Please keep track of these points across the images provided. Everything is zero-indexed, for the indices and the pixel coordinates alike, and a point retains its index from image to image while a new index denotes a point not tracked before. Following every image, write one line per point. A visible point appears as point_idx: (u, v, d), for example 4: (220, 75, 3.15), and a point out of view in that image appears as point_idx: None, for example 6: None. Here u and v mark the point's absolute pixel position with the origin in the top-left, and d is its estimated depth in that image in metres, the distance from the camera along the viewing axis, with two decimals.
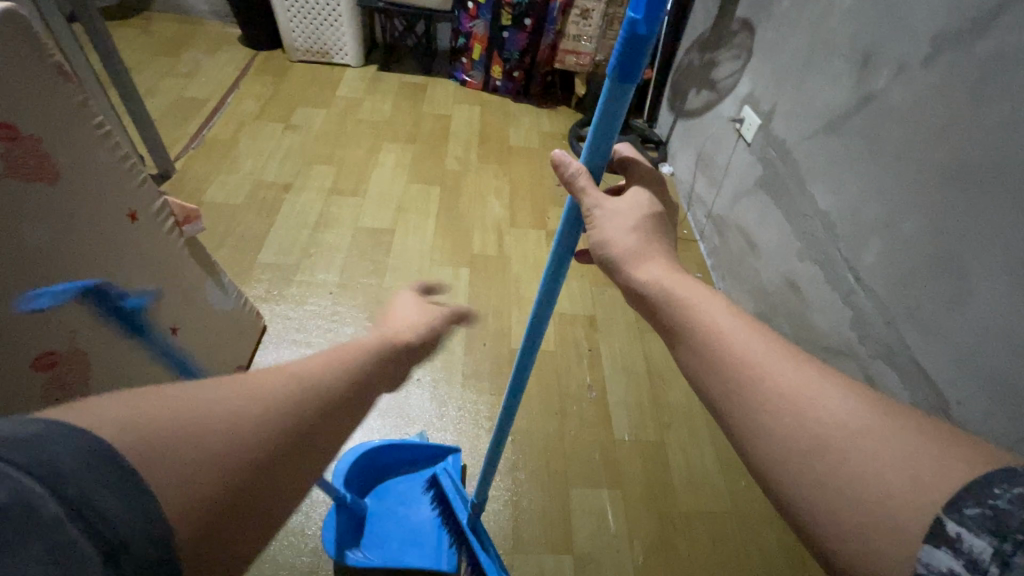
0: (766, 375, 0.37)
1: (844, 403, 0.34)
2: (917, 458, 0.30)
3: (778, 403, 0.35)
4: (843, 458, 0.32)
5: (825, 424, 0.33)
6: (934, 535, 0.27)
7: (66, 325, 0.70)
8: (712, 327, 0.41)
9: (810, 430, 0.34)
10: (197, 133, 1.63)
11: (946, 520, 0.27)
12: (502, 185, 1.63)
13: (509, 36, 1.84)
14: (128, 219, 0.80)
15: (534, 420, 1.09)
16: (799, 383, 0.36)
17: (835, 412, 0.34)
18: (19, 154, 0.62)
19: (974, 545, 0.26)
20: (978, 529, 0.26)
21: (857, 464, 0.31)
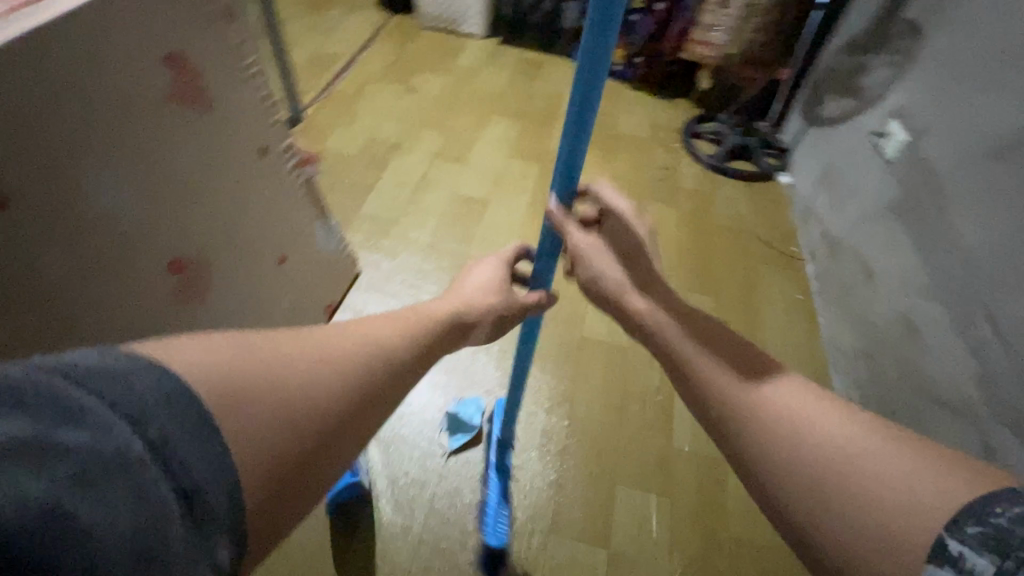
0: (810, 436, 0.40)
1: (837, 423, 0.40)
2: (933, 485, 0.34)
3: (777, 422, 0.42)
4: (851, 485, 0.36)
5: (873, 478, 0.36)
6: (939, 555, 0.31)
7: (195, 237, 0.78)
8: (760, 400, 0.44)
9: (864, 491, 0.36)
10: (327, 86, 1.76)
11: (949, 538, 0.32)
12: (602, 172, 1.60)
13: (639, 20, 1.80)
14: (260, 153, 0.88)
15: (593, 410, 1.08)
16: (790, 404, 0.42)
17: (865, 460, 0.37)
18: (186, 82, 0.72)
19: (976, 562, 0.30)
20: (980, 548, 0.30)
21: (869, 487, 0.36)
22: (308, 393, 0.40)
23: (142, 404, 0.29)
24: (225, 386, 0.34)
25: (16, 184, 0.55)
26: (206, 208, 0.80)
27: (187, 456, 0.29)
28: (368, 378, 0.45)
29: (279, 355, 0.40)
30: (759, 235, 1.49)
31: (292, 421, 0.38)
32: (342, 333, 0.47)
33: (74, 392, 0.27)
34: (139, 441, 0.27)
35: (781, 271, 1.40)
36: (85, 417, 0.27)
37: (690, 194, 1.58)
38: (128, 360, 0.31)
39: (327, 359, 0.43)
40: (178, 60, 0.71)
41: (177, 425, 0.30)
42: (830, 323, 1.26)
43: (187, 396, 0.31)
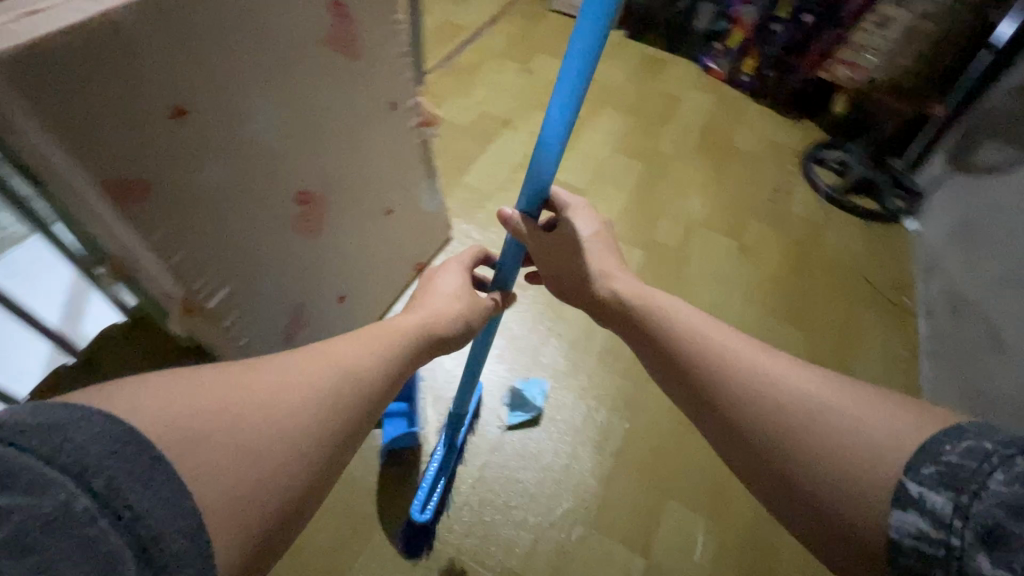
0: (787, 416, 0.47)
1: (810, 380, 0.49)
2: (891, 426, 0.42)
3: (765, 383, 0.50)
4: (814, 420, 0.46)
5: (848, 439, 0.43)
6: (903, 502, 0.37)
7: (321, 174, 0.83)
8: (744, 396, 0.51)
9: (840, 445, 0.43)
10: (450, 55, 1.81)
11: (910, 482, 0.38)
12: (708, 183, 1.54)
13: (778, 31, 1.68)
14: (390, 108, 0.93)
15: (657, 419, 1.05)
16: (772, 376, 0.50)
17: (847, 428, 0.44)
18: (343, 29, 0.77)
19: (936, 504, 0.35)
20: (935, 488, 0.36)
21: (843, 425, 0.44)
22: (286, 421, 0.42)
23: (83, 456, 0.31)
24: (179, 424, 0.37)
25: (194, 95, 0.60)
26: (336, 149, 0.84)
27: (137, 502, 0.31)
28: (341, 407, 0.48)
29: (252, 386, 0.43)
30: (870, 279, 1.37)
31: (265, 457, 0.40)
32: (315, 359, 0.50)
33: (19, 454, 0.30)
34: (83, 492, 0.30)
35: (888, 322, 1.29)
36: (28, 478, 0.30)
37: (799, 223, 1.48)
38: (70, 410, 0.33)
39: (304, 387, 0.46)
40: (341, 9, 0.75)
41: (119, 468, 0.32)
42: (937, 389, 1.14)
43: (135, 442, 0.33)
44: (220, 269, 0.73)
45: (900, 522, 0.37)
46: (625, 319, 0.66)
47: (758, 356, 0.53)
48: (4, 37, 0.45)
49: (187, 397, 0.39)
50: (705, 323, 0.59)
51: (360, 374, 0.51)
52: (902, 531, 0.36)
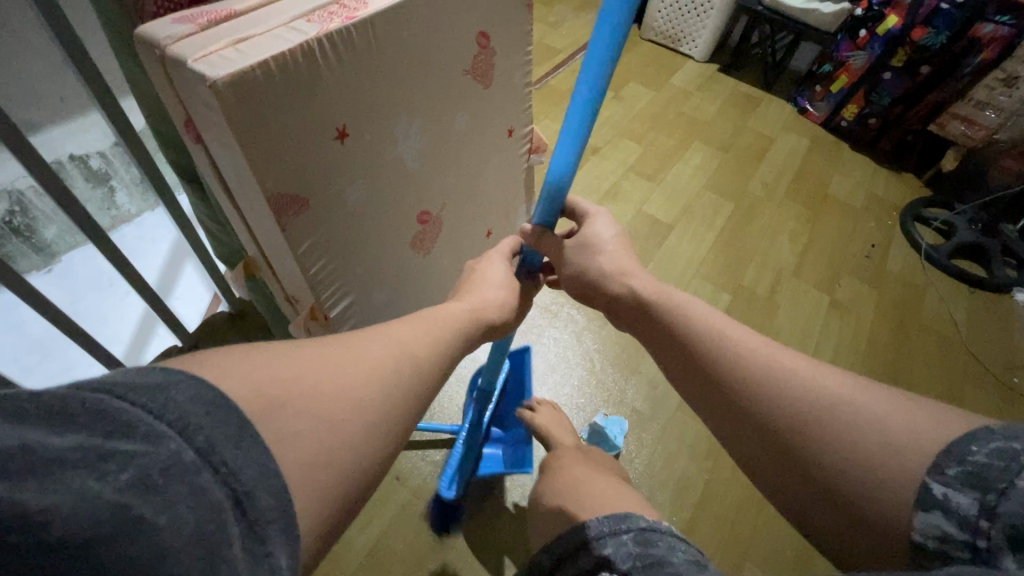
0: (815, 413, 0.46)
1: (831, 382, 0.48)
2: (912, 428, 0.41)
3: (783, 389, 0.49)
4: (848, 419, 0.45)
5: (885, 436, 0.42)
6: (932, 506, 0.35)
7: (441, 197, 0.85)
8: (767, 394, 0.50)
9: (879, 441, 0.42)
10: (544, 77, 1.83)
11: (936, 484, 0.36)
12: (800, 230, 1.49)
13: (889, 79, 1.61)
14: (507, 135, 0.94)
15: (738, 475, 1.01)
16: (791, 374, 0.50)
17: (884, 423, 0.43)
18: (481, 59, 0.79)
19: (962, 506, 0.33)
20: (965, 490, 0.34)
21: (860, 427, 0.44)
22: (356, 394, 0.41)
23: (184, 412, 0.28)
24: (265, 390, 0.35)
25: (356, 116, 0.62)
26: (455, 173, 0.86)
27: (233, 461, 0.28)
28: (405, 382, 0.45)
29: (314, 358, 0.41)
30: (974, 352, 1.29)
31: (337, 425, 0.38)
32: (372, 339, 0.47)
33: (120, 404, 0.26)
34: (186, 448, 0.26)
35: (992, 401, 1.20)
36: (139, 431, 0.26)
37: (896, 282, 1.40)
38: (164, 369, 0.29)
39: (366, 362, 0.44)
40: (483, 39, 0.77)
41: (216, 428, 0.28)
42: None
43: (224, 404, 0.30)
44: (344, 284, 0.76)
45: (927, 526, 0.35)
46: (635, 319, 0.65)
47: (776, 353, 0.53)
48: (222, 63, 0.48)
49: (278, 361, 0.38)
50: (730, 326, 0.57)
51: (417, 352, 0.49)
52: (929, 534, 0.34)
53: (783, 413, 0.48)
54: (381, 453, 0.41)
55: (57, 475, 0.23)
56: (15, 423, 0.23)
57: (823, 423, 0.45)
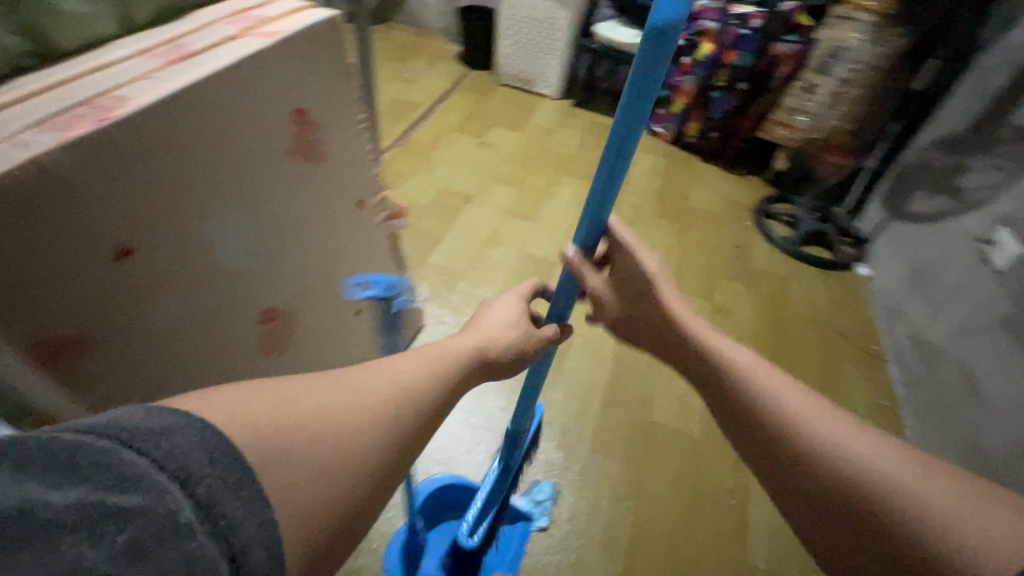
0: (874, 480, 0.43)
1: (883, 449, 0.45)
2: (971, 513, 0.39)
3: (832, 449, 0.45)
4: (911, 496, 0.41)
5: (951, 519, 0.39)
6: None
7: (287, 289, 0.77)
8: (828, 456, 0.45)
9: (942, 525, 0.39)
10: (405, 132, 1.80)
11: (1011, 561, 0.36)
12: (673, 244, 1.56)
13: (718, 97, 1.77)
14: (356, 207, 0.87)
15: (664, 508, 0.99)
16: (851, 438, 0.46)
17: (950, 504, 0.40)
18: (305, 138, 0.73)
19: None
20: None
21: (911, 500, 0.41)
22: (333, 450, 0.35)
23: (185, 462, 0.28)
24: (256, 437, 0.32)
25: (142, 222, 0.54)
26: (302, 257, 0.78)
27: (230, 512, 0.28)
28: (384, 439, 0.38)
29: (301, 407, 0.36)
30: (839, 329, 1.41)
31: (316, 480, 0.33)
32: (363, 372, 0.41)
33: (129, 456, 0.27)
34: (186, 504, 0.27)
35: (864, 371, 1.32)
36: (142, 483, 0.26)
37: (764, 278, 1.52)
38: (174, 412, 0.30)
39: (353, 398, 0.38)
40: (302, 117, 0.71)
41: (218, 476, 0.28)
42: (923, 439, 1.15)
43: (228, 450, 0.30)
44: None
45: None
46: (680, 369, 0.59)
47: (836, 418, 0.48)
48: None
49: (258, 412, 0.33)
50: (772, 378, 0.52)
51: (414, 389, 0.43)
52: None
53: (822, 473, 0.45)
54: (347, 520, 0.35)
55: (52, 540, 0.23)
56: (30, 479, 0.24)
57: (871, 490, 0.42)
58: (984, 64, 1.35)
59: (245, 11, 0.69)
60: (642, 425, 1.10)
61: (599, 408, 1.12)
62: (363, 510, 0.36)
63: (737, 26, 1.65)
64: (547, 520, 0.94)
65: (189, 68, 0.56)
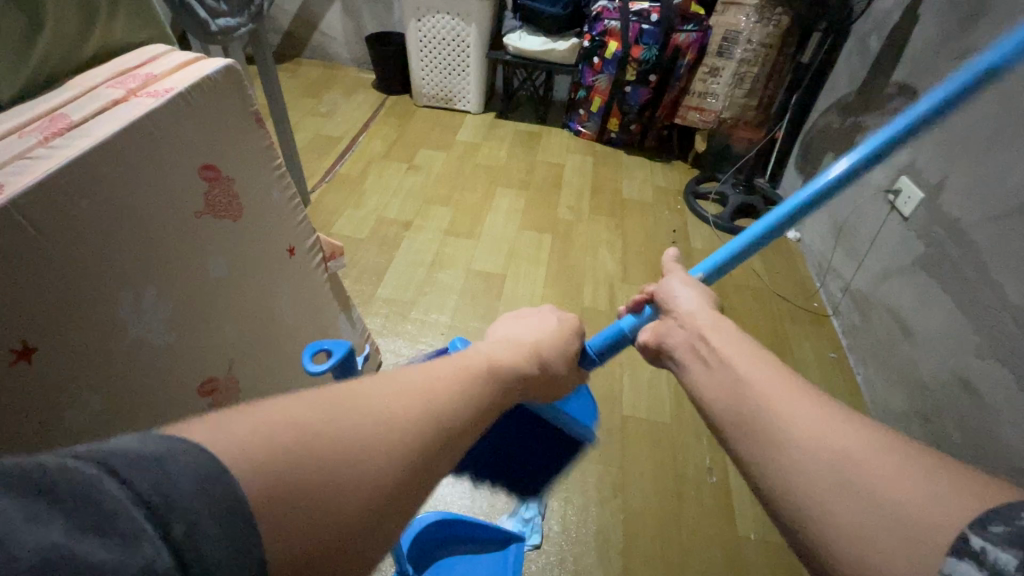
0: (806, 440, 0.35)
1: (848, 431, 0.35)
2: (933, 501, 0.29)
3: (785, 430, 0.37)
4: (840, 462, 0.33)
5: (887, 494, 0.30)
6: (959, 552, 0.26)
7: (226, 354, 0.73)
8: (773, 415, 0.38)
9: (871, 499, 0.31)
10: (330, 168, 1.75)
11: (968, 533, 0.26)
12: (614, 239, 1.60)
13: (632, 91, 1.83)
14: (288, 255, 0.83)
15: (650, 500, 1.00)
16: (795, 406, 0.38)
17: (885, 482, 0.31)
18: (216, 194, 0.69)
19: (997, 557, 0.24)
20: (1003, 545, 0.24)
21: (866, 487, 0.31)
22: (338, 481, 0.30)
23: (171, 496, 0.23)
24: (269, 470, 0.28)
25: (37, 318, 0.49)
26: (232, 321, 0.74)
27: (214, 559, 0.23)
28: (393, 477, 0.32)
29: (327, 423, 0.31)
30: (780, 293, 1.48)
31: (310, 525, 0.28)
32: (391, 390, 0.36)
33: (111, 485, 0.23)
34: (164, 549, 0.22)
35: (809, 329, 1.38)
36: (118, 527, 0.22)
37: (703, 257, 1.57)
38: (169, 438, 0.26)
39: (386, 420, 0.34)
40: (211, 172, 0.67)
41: (208, 513, 0.24)
42: (871, 383, 1.22)
43: (226, 482, 0.25)
44: None
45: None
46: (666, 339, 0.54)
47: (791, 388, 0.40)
48: None
49: (281, 436, 0.30)
50: (739, 358, 0.44)
51: (443, 404, 0.37)
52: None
53: (772, 458, 0.36)
54: (326, 564, 0.29)
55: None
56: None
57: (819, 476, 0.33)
58: (863, 30, 1.46)
59: (128, 71, 0.64)
60: (615, 421, 1.11)
61: None
62: (349, 557, 0.30)
63: (637, 22, 1.71)
64: (539, 537, 0.93)
65: (69, 145, 0.52)
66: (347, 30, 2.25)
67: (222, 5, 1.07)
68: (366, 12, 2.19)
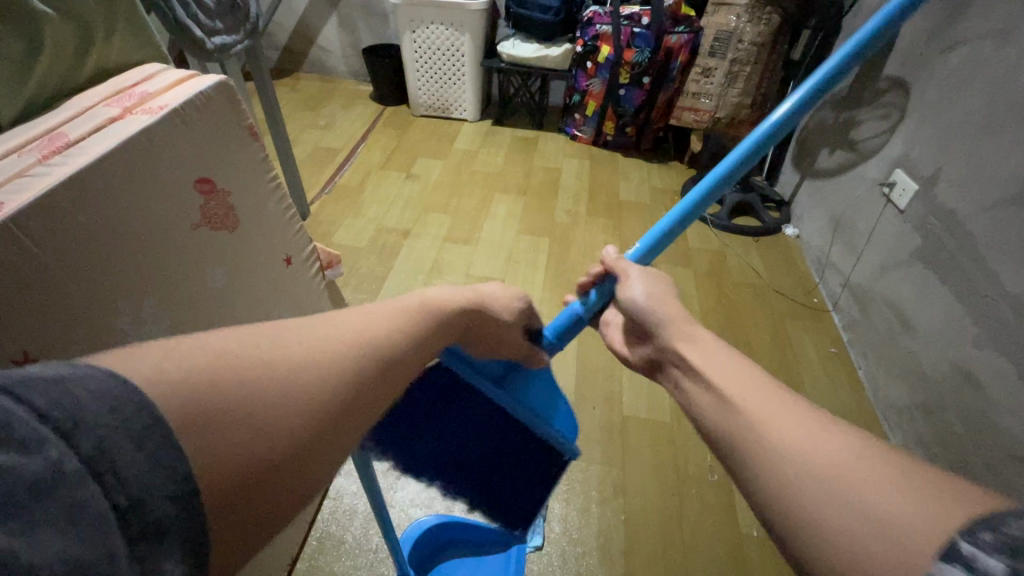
0: (792, 447, 0.34)
1: (833, 439, 0.33)
2: (926, 510, 0.27)
3: (769, 441, 0.35)
4: (823, 472, 0.31)
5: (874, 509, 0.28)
6: (949, 556, 0.25)
7: None
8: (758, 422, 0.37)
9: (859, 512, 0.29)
10: (330, 179, 1.78)
11: (958, 541, 0.25)
12: (612, 241, 1.60)
13: (626, 94, 1.85)
14: (284, 264, 0.85)
15: (651, 499, 1.00)
16: (782, 418, 0.36)
17: (874, 497, 0.29)
18: (213, 206, 0.70)
19: (987, 565, 0.23)
20: (990, 551, 0.24)
21: (844, 494, 0.30)
22: (264, 406, 0.30)
23: (99, 426, 0.23)
24: (198, 394, 0.28)
25: (40, 330, 0.51)
26: (231, 330, 0.75)
27: (145, 483, 0.23)
28: (319, 401, 0.33)
29: (256, 349, 0.32)
30: (780, 290, 1.48)
31: (235, 450, 0.28)
32: (320, 326, 0.37)
33: (13, 404, 0.22)
34: (89, 475, 0.22)
35: (809, 325, 1.38)
36: (36, 450, 0.21)
37: (701, 255, 1.57)
38: (83, 369, 0.25)
39: (315, 349, 0.35)
40: (207, 185, 0.69)
41: (130, 439, 0.24)
42: (873, 376, 1.21)
43: (139, 401, 0.25)
44: None
45: None
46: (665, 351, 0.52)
47: (781, 402, 0.38)
48: None
49: (209, 365, 0.29)
50: (722, 373, 0.43)
51: (376, 343, 0.38)
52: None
53: (762, 470, 0.35)
54: (257, 483, 0.29)
55: None
56: None
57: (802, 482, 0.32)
58: (854, 25, 1.47)
59: (125, 89, 0.66)
60: (615, 422, 1.11)
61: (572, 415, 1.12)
62: (284, 471, 0.30)
63: (629, 25, 1.72)
64: (540, 538, 0.93)
65: (65, 160, 0.54)
66: (344, 44, 2.29)
67: (219, 23, 1.09)
68: (363, 25, 2.22)
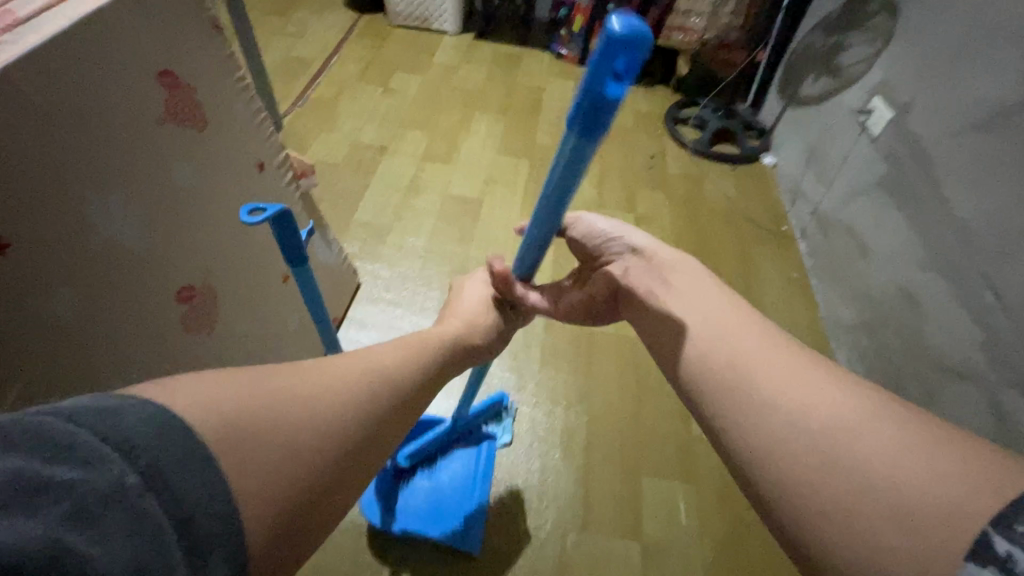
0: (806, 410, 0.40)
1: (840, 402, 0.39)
2: (936, 479, 0.33)
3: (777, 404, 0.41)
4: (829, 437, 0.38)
5: (875, 472, 0.35)
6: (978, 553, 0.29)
7: (201, 262, 0.75)
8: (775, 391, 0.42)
9: (862, 477, 0.35)
10: (303, 91, 1.70)
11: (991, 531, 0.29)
12: (591, 164, 1.60)
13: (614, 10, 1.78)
14: (257, 169, 0.84)
15: (612, 404, 1.08)
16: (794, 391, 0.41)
17: (877, 456, 0.35)
18: (179, 101, 0.69)
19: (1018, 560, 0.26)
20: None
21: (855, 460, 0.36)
22: (293, 436, 0.35)
23: (129, 434, 0.27)
24: (234, 420, 0.32)
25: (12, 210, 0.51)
26: (206, 231, 0.75)
27: (183, 486, 0.28)
28: (347, 432, 0.38)
29: (291, 387, 0.36)
30: (751, 217, 1.52)
31: (269, 472, 0.32)
32: (348, 361, 0.42)
33: (65, 426, 0.26)
34: (130, 469, 0.26)
35: (775, 251, 1.44)
36: (77, 456, 0.26)
37: (679, 182, 1.59)
38: (120, 396, 0.29)
39: (343, 385, 0.40)
40: (170, 79, 0.67)
41: (166, 448, 0.28)
42: (827, 298, 1.29)
43: (181, 426, 0.29)
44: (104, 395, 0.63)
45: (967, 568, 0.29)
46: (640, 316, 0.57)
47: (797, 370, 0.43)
48: None
49: (246, 394, 0.34)
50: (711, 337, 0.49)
51: (391, 373, 0.44)
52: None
53: (754, 423, 0.42)
54: (299, 506, 0.34)
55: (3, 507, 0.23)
56: None
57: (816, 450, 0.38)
58: None
59: None
60: (583, 336, 1.17)
61: (543, 330, 1.17)
62: (312, 508, 0.35)
63: None
64: (510, 435, 1.01)
65: (16, 38, 0.52)
66: None
67: None
68: None
